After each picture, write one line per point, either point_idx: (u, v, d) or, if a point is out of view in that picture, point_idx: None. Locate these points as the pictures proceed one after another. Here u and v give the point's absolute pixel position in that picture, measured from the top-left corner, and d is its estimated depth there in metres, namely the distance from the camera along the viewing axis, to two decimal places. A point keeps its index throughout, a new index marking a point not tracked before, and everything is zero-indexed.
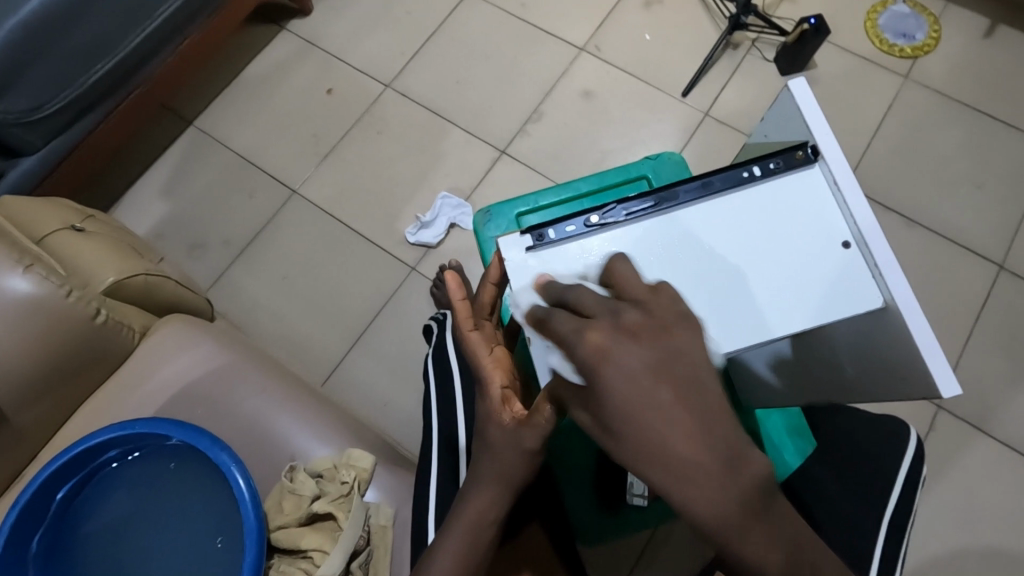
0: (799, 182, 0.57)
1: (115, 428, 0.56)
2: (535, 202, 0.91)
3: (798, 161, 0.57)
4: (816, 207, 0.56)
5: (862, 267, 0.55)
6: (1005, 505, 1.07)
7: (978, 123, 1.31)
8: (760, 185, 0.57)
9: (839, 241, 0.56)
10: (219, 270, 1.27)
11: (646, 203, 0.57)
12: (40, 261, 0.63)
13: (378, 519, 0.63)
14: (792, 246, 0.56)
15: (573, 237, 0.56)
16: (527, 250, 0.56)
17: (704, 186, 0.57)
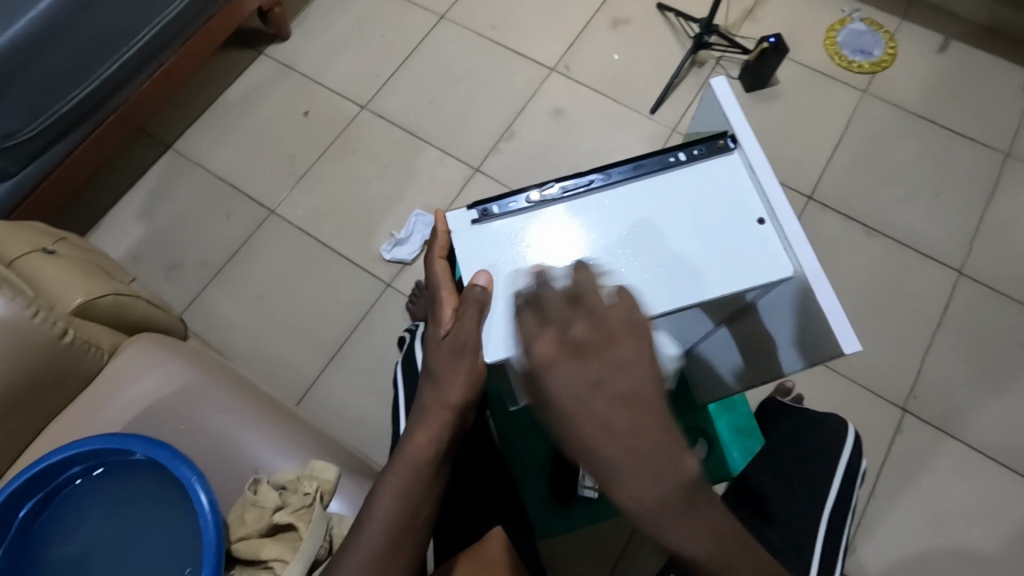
0: (720, 166, 0.61)
1: (77, 444, 0.57)
2: None
3: (719, 148, 0.62)
4: (734, 188, 0.61)
5: (775, 242, 0.59)
6: (969, 505, 1.10)
7: (934, 134, 1.36)
8: (686, 166, 0.61)
9: (755, 218, 0.60)
10: (196, 290, 1.28)
11: (583, 182, 0.62)
12: (9, 284, 0.64)
13: (341, 529, 0.63)
14: (712, 223, 0.60)
15: (514, 212, 0.61)
16: (473, 222, 0.60)
17: (636, 167, 0.62)
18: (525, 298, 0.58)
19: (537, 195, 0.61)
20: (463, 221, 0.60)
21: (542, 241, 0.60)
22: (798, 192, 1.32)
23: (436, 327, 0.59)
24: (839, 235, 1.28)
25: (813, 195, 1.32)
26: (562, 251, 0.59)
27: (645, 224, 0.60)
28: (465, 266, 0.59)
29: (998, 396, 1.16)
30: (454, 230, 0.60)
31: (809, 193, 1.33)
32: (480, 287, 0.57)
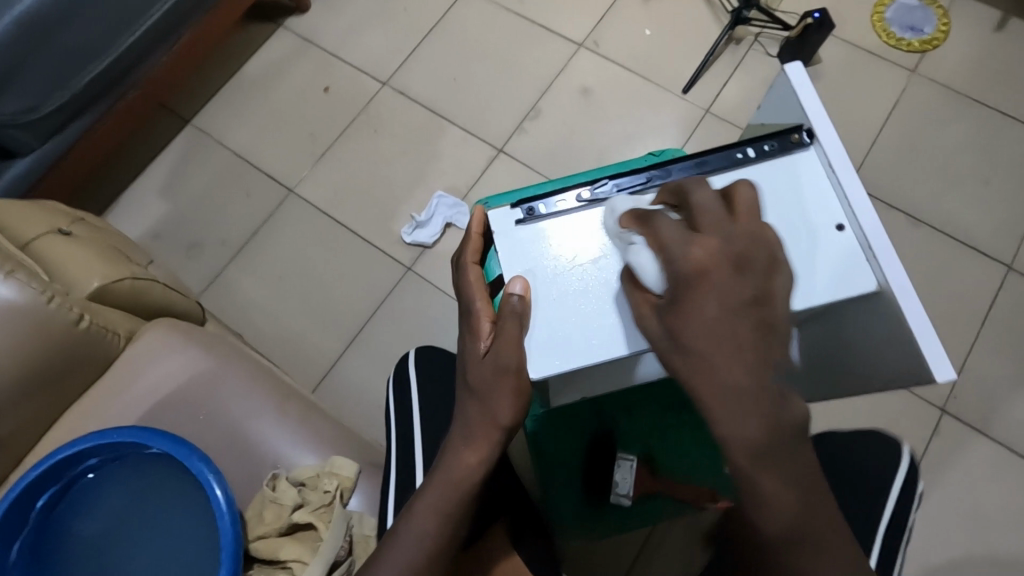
0: (794, 163, 0.55)
1: (94, 437, 0.55)
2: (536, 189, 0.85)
3: (793, 144, 0.56)
4: (809, 189, 0.54)
5: (857, 251, 0.52)
6: (1008, 511, 1.05)
7: (988, 119, 1.28)
8: (754, 164, 0.55)
9: (833, 223, 0.53)
10: (215, 270, 1.26)
11: (641, 180, 0.57)
12: (22, 267, 0.62)
13: (361, 529, 0.62)
14: (783, 228, 0.53)
15: (562, 212, 0.56)
16: (517, 222, 0.56)
17: (697, 165, 0.56)
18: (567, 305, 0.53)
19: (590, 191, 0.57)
20: (506, 219, 0.56)
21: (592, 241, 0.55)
22: None
23: (474, 342, 0.54)
24: (880, 226, 1.22)
25: None
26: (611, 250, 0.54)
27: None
28: (507, 267, 0.55)
29: None
30: (496, 229, 0.55)
31: None
32: (516, 296, 0.51)
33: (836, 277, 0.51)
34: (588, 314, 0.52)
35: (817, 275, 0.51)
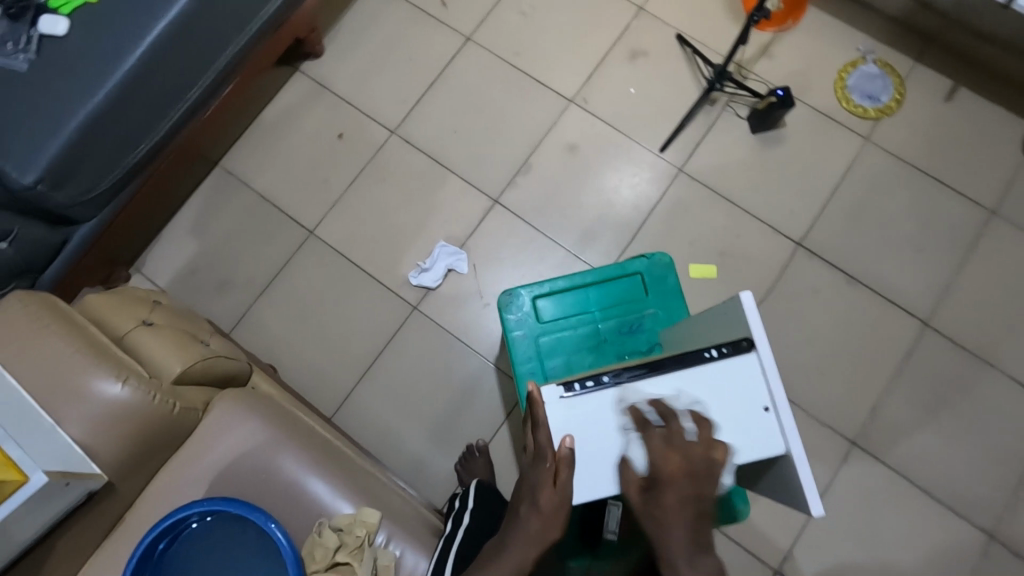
0: (742, 364, 0.76)
1: (204, 502, 0.78)
2: (550, 285, 1.02)
3: (742, 348, 0.76)
4: (750, 382, 0.76)
5: (775, 429, 0.75)
6: (901, 528, 1.28)
7: (924, 186, 1.45)
8: (716, 362, 0.76)
9: (763, 406, 0.75)
10: (246, 305, 1.46)
11: (640, 370, 0.76)
12: (131, 372, 0.84)
13: (383, 560, 0.85)
14: (733, 411, 0.75)
15: (594, 390, 0.76)
16: (560, 396, 0.75)
17: (680, 361, 0.76)
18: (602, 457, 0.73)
19: (600, 379, 0.76)
20: (553, 394, 0.75)
21: (605, 416, 0.75)
22: (788, 239, 1.44)
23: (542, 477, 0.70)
24: (819, 284, 1.42)
25: (801, 242, 1.44)
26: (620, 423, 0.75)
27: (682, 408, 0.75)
28: (554, 428, 0.75)
29: (937, 437, 1.33)
30: (546, 401, 0.74)
31: (798, 240, 1.44)
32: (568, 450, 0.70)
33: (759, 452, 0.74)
34: (609, 467, 0.73)
35: (753, 446, 0.74)
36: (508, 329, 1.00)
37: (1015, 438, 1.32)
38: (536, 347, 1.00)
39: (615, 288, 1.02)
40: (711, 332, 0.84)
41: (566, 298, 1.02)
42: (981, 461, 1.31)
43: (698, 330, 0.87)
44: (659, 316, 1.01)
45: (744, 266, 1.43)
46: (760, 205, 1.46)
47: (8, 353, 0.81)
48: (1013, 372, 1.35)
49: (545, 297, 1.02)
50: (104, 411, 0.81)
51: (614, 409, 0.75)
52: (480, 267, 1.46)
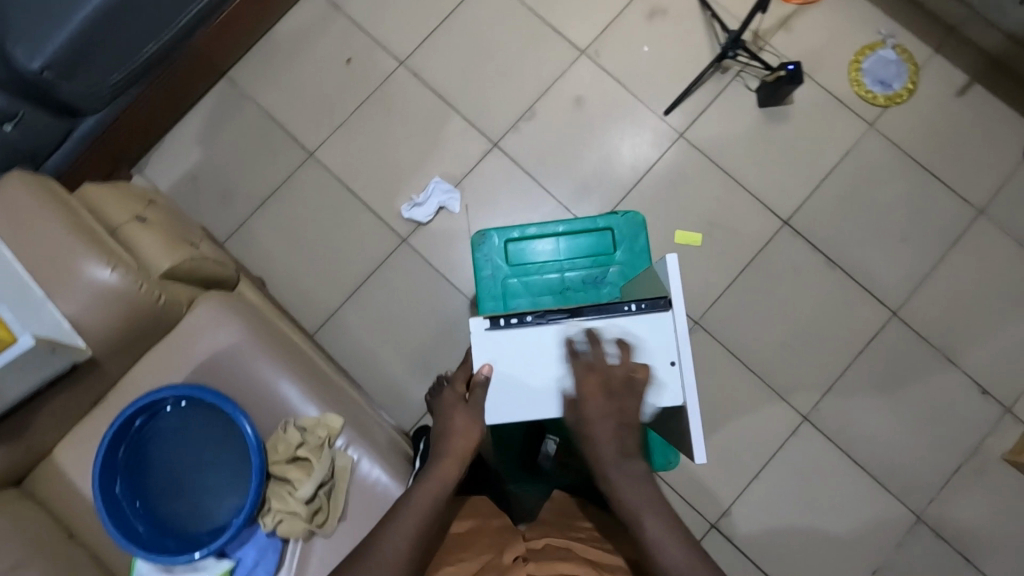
0: (658, 320, 0.78)
1: (183, 386, 0.84)
2: (523, 229, 1.05)
3: (660, 305, 0.79)
4: (662, 338, 0.78)
5: (677, 384, 0.77)
6: (836, 500, 1.36)
7: (920, 179, 1.46)
8: (634, 315, 0.79)
9: (669, 360, 0.78)
10: (242, 218, 1.50)
11: (561, 314, 0.79)
12: (120, 260, 0.88)
13: (340, 462, 0.92)
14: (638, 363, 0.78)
15: (519, 326, 0.79)
16: (486, 328, 0.79)
17: (600, 310, 0.79)
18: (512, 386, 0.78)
19: (523, 316, 0.79)
20: (479, 325, 0.79)
21: (522, 351, 0.79)
22: (777, 216, 1.46)
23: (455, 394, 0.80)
24: (799, 263, 1.45)
25: (789, 220, 1.46)
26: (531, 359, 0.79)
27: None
28: (476, 357, 0.79)
29: (886, 420, 1.39)
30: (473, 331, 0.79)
31: (786, 218, 1.46)
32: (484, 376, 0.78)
33: (658, 403, 0.76)
34: (518, 399, 0.78)
35: (654, 397, 0.76)
36: (477, 267, 1.04)
37: (959, 430, 1.38)
38: (501, 287, 1.04)
39: (585, 241, 1.05)
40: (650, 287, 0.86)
41: (537, 245, 1.05)
42: (923, 448, 1.38)
43: (645, 281, 0.89)
44: (624, 272, 1.03)
45: (730, 237, 1.46)
46: (754, 180, 1.48)
47: (6, 228, 0.86)
48: (970, 368, 1.40)
49: (516, 242, 1.05)
50: (92, 293, 0.86)
51: (535, 345, 0.79)
52: (472, 207, 1.49)
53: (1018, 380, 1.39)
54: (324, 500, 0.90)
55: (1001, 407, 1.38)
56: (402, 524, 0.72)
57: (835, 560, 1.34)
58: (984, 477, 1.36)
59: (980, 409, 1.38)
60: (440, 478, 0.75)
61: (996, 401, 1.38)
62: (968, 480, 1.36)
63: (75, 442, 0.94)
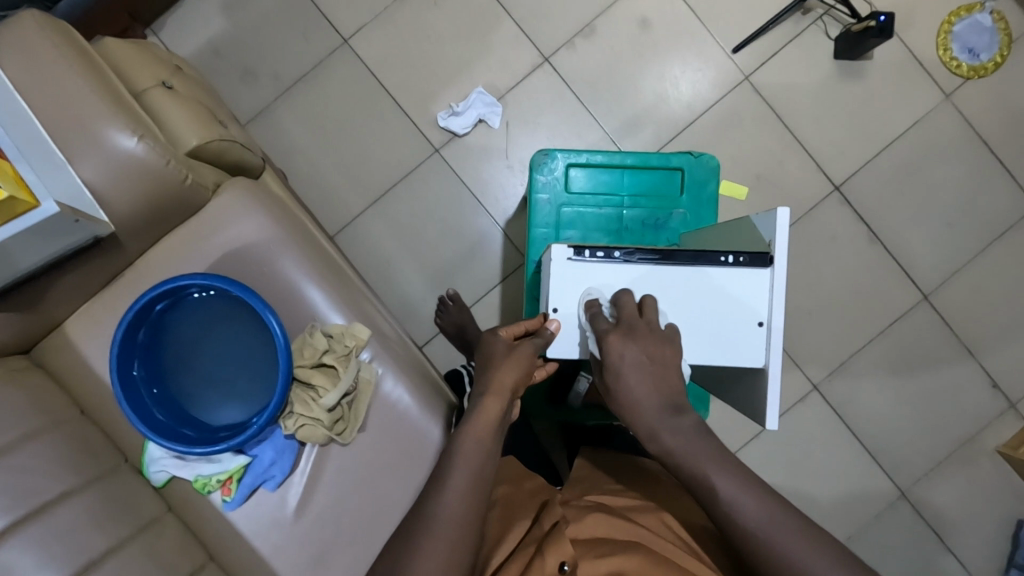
0: (752, 275, 0.74)
1: (211, 276, 0.79)
2: (588, 156, 0.97)
3: (759, 261, 0.73)
4: (753, 296, 0.74)
5: (761, 344, 0.73)
6: (829, 468, 1.39)
7: (984, 162, 1.39)
8: (730, 269, 0.73)
9: (756, 320, 0.74)
10: (266, 102, 1.39)
11: (651, 256, 0.73)
12: (149, 132, 0.80)
13: (364, 374, 0.89)
14: (723, 317, 0.74)
15: (602, 261, 0.74)
16: (568, 259, 0.74)
17: (693, 258, 0.74)
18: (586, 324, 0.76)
19: (609, 252, 0.74)
20: (562, 254, 0.74)
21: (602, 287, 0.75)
22: (828, 180, 1.39)
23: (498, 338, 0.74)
24: (841, 232, 1.40)
25: (839, 186, 1.40)
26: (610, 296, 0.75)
27: (679, 299, 0.74)
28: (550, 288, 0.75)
29: (892, 400, 1.40)
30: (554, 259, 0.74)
31: (837, 183, 1.40)
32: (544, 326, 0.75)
33: (737, 360, 0.73)
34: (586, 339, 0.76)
35: (733, 353, 0.73)
36: (533, 189, 0.97)
37: (961, 419, 1.39)
38: (555, 215, 0.97)
39: (653, 180, 0.98)
40: (744, 234, 0.79)
41: (600, 176, 0.98)
42: (921, 431, 1.40)
43: (734, 225, 0.82)
44: (686, 219, 0.98)
45: (777, 196, 1.40)
46: (813, 138, 1.40)
47: (19, 73, 0.75)
48: (986, 362, 1.40)
49: (580, 168, 0.97)
50: (117, 162, 0.78)
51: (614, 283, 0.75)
52: (513, 126, 1.39)
53: None
54: (345, 411, 0.88)
55: (1007, 403, 1.39)
56: (456, 483, 0.64)
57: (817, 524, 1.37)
58: (973, 465, 1.39)
59: (985, 402, 1.39)
60: (490, 416, 0.67)
61: (1003, 396, 1.39)
62: (957, 467, 1.39)
63: (91, 316, 0.90)
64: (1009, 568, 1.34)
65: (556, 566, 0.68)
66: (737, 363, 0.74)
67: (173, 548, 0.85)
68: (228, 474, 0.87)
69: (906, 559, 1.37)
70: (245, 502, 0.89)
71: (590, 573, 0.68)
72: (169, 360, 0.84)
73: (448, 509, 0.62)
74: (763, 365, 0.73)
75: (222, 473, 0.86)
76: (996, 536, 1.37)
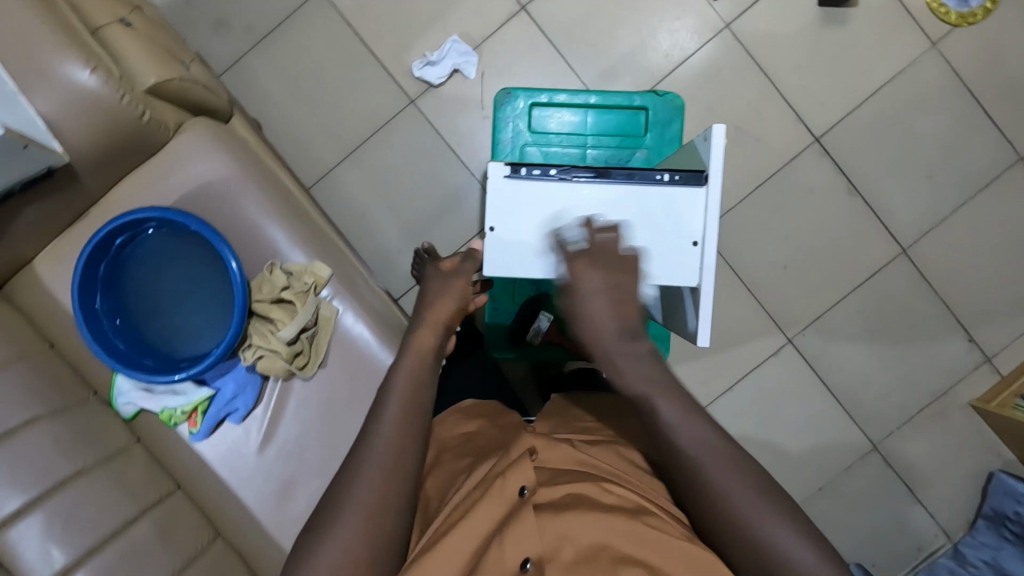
0: (688, 194, 0.78)
1: (165, 210, 0.80)
2: (552, 95, 0.99)
3: (695, 180, 0.77)
4: (688, 215, 0.78)
5: (695, 262, 0.78)
6: (801, 420, 1.39)
7: (969, 112, 1.38)
8: (666, 187, 0.78)
9: (691, 240, 0.78)
10: (241, 51, 1.38)
11: (588, 174, 0.78)
12: (102, 63, 0.81)
13: (324, 310, 0.91)
14: (659, 235, 0.78)
15: (538, 179, 0.78)
16: (504, 176, 0.78)
17: (629, 176, 0.78)
18: (524, 243, 0.79)
19: (546, 169, 0.78)
20: (498, 171, 0.77)
21: (543, 203, 0.79)
22: (808, 132, 1.38)
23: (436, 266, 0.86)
24: (820, 184, 1.38)
25: (820, 138, 1.38)
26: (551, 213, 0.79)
27: (616, 217, 0.79)
28: (489, 205, 0.78)
29: (866, 353, 1.40)
30: (490, 176, 0.77)
31: (817, 135, 1.38)
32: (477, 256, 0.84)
33: (672, 277, 0.78)
34: (520, 256, 0.80)
35: (668, 270, 0.78)
36: (496, 127, 0.98)
37: (935, 373, 1.39)
38: (519, 153, 0.99)
39: (616, 120, 0.99)
40: (688, 159, 0.83)
41: (563, 116, 0.99)
42: (895, 384, 1.40)
43: (683, 152, 0.86)
44: (649, 158, 0.98)
45: (755, 148, 1.38)
46: (794, 88, 1.38)
47: None
48: (962, 315, 1.39)
49: (543, 108, 0.99)
50: (71, 93, 0.80)
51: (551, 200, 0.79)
52: (489, 75, 1.38)
53: (1006, 333, 1.39)
54: (306, 345, 0.90)
55: (982, 357, 1.39)
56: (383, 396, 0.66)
57: (788, 475, 1.39)
58: (945, 418, 1.39)
59: (961, 355, 1.39)
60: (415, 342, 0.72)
61: (979, 350, 1.39)
62: (930, 419, 1.39)
63: (58, 253, 0.92)
64: (977, 518, 1.35)
65: (515, 492, 0.58)
66: (671, 280, 0.78)
67: (140, 474, 0.89)
68: (192, 406, 0.89)
69: (875, 509, 1.38)
70: (211, 433, 0.92)
71: (551, 500, 0.59)
72: (130, 295, 0.87)
73: (379, 431, 0.63)
74: (697, 283, 0.77)
75: (187, 405, 0.88)
76: (966, 488, 1.38)
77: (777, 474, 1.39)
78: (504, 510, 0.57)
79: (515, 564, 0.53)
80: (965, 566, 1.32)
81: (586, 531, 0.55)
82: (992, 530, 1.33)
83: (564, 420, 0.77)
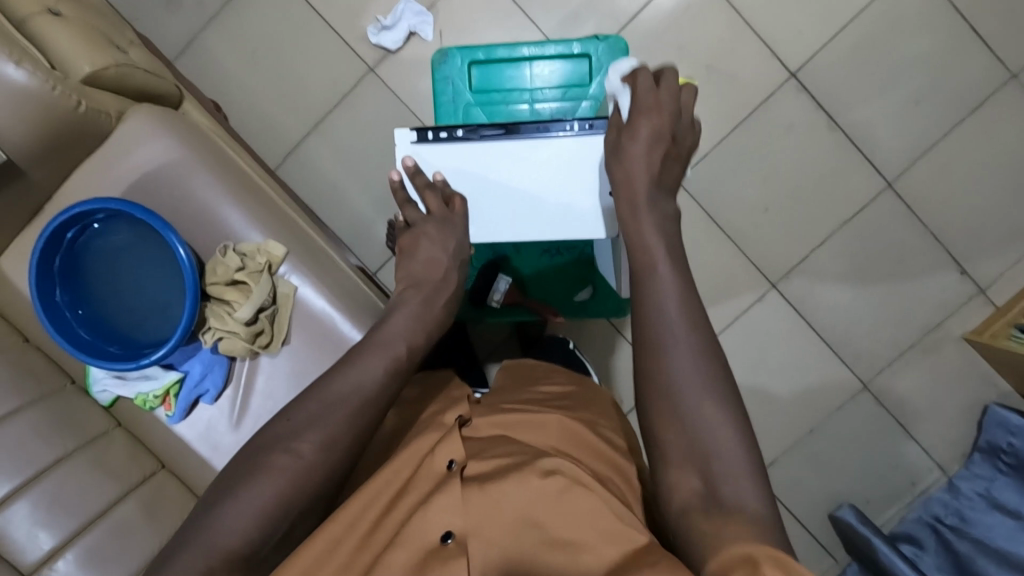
0: (600, 143, 0.80)
1: (105, 202, 0.80)
2: (491, 51, 0.96)
3: (606, 128, 0.80)
4: (603, 164, 0.81)
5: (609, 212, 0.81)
6: (788, 364, 1.37)
7: (955, 30, 1.31)
8: (576, 137, 0.81)
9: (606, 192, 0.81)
10: (194, 31, 1.36)
11: (495, 131, 0.81)
12: (27, 56, 0.80)
13: (282, 288, 0.92)
14: (574, 187, 0.81)
15: (445, 141, 0.82)
16: (411, 142, 0.82)
17: (539, 128, 0.81)
18: None
19: (452, 131, 0.82)
20: (405, 139, 0.83)
21: (459, 163, 0.82)
22: (783, 68, 1.32)
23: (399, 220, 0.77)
24: (797, 120, 1.33)
25: (796, 73, 1.32)
26: (470, 172, 0.82)
27: (531, 172, 0.82)
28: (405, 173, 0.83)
29: (854, 292, 1.36)
30: (397, 143, 0.82)
31: (793, 70, 1.32)
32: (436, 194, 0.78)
33: (587, 229, 0.81)
34: None
35: (584, 224, 0.82)
36: (438, 87, 0.96)
37: (926, 307, 1.35)
38: (463, 114, 0.97)
39: (561, 71, 0.97)
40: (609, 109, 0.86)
41: (506, 70, 0.97)
42: (885, 322, 1.37)
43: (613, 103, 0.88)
44: (596, 107, 0.96)
45: (726, 87, 1.33)
46: (766, 22, 1.32)
47: None
48: (953, 247, 1.35)
49: (484, 65, 0.97)
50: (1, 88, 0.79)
51: (462, 159, 0.82)
52: (446, 35, 1.34)
53: (1000, 262, 1.34)
54: (267, 324, 0.91)
55: (975, 288, 1.35)
56: None
57: (776, 418, 1.38)
58: (938, 352, 1.36)
59: (953, 288, 1.35)
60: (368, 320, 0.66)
61: (972, 282, 1.35)
62: (922, 356, 1.36)
63: (17, 250, 0.93)
64: (972, 452, 1.33)
65: (445, 464, 0.61)
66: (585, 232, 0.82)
67: (120, 457, 0.92)
68: (164, 389, 0.92)
69: (867, 446, 1.37)
70: (188, 415, 0.94)
71: (480, 471, 0.60)
72: (89, 286, 0.88)
73: None
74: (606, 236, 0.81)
75: (159, 389, 0.91)
76: (960, 421, 1.36)
77: (767, 419, 1.38)
78: (433, 483, 0.59)
79: (436, 537, 0.55)
80: (959, 499, 1.31)
81: (507, 499, 0.56)
82: (987, 462, 1.32)
83: (508, 394, 0.79)
